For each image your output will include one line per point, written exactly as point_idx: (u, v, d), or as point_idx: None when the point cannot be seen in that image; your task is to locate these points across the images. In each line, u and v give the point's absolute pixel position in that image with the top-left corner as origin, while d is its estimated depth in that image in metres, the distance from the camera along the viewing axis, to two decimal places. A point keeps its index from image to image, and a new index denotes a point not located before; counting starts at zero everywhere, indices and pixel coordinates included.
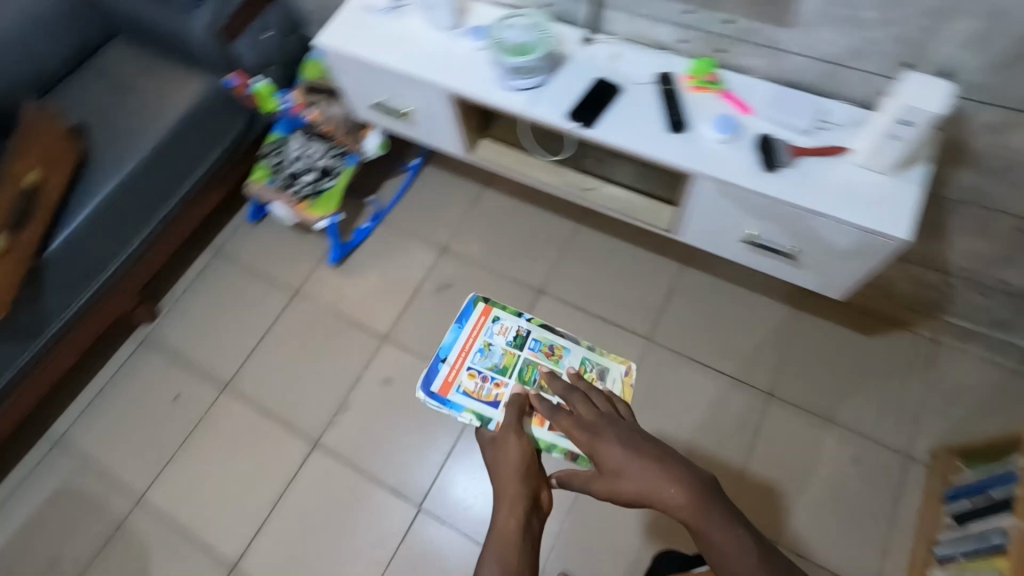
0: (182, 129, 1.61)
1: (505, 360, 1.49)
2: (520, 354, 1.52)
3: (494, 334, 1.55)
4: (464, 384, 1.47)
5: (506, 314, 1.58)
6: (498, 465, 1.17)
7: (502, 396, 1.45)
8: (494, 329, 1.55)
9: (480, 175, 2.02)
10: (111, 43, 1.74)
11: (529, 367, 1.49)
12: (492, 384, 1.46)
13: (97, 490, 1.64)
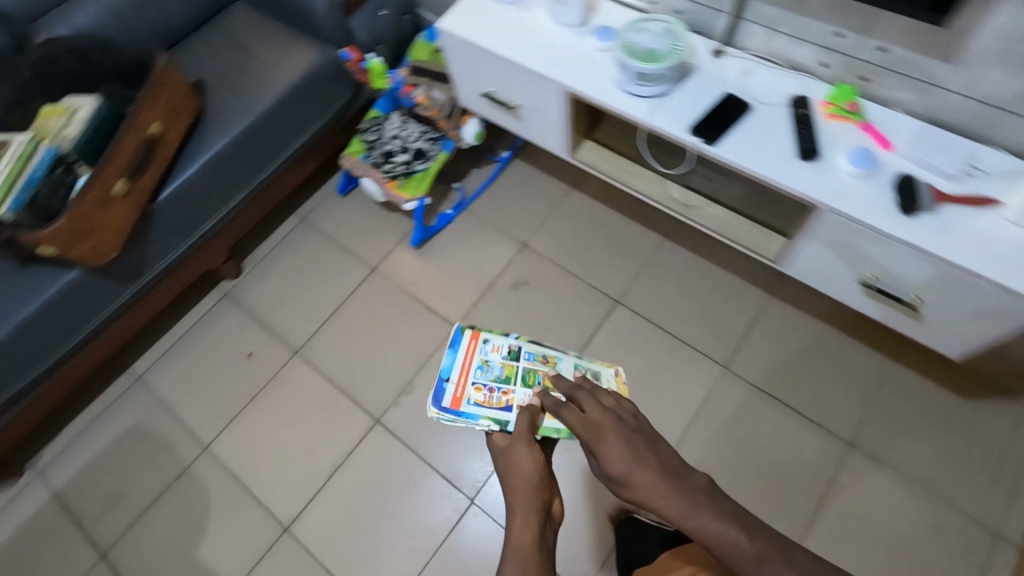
0: (293, 95, 1.64)
1: (506, 373, 1.51)
2: (517, 364, 1.53)
3: (486, 351, 1.55)
4: (474, 397, 1.47)
5: (493, 334, 1.59)
6: (509, 474, 1.07)
7: (513, 401, 1.46)
8: (486, 346, 1.55)
9: (568, 176, 1.99)
10: (234, 5, 1.79)
11: (531, 373, 1.52)
12: (501, 393, 1.47)
13: (167, 432, 1.71)
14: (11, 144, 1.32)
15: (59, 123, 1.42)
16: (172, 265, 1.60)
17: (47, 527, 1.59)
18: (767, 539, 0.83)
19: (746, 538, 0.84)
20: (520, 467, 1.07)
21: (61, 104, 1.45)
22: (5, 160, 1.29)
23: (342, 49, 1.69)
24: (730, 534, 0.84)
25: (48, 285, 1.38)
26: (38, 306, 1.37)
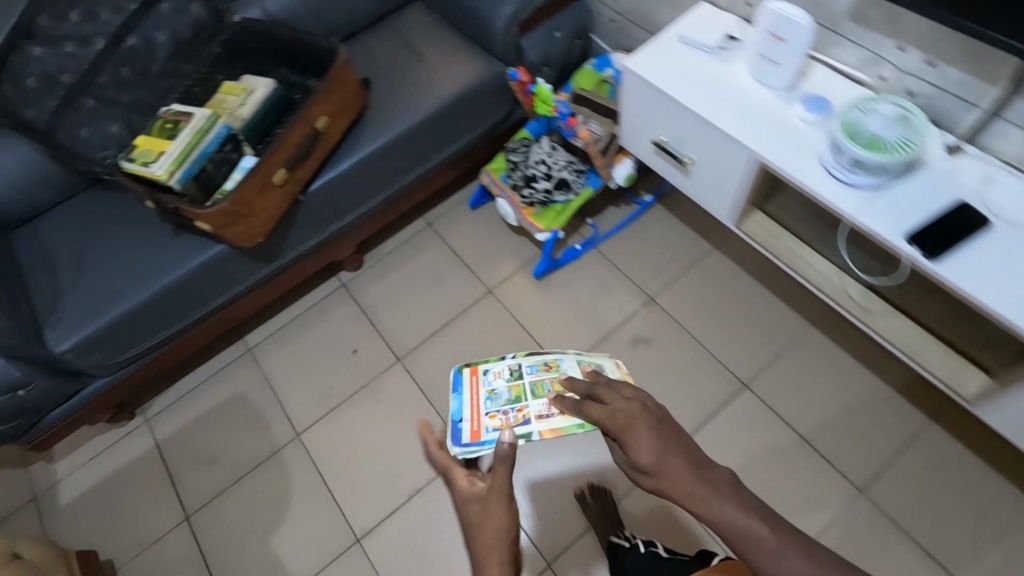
0: (453, 105, 1.60)
1: (514, 393, 1.21)
2: (523, 386, 1.22)
3: (491, 381, 1.25)
4: (492, 423, 1.16)
5: (492, 360, 1.29)
6: (479, 529, 0.87)
7: (530, 414, 1.16)
8: (488, 376, 1.26)
9: (712, 234, 1.84)
10: (412, 6, 1.78)
11: (541, 385, 1.21)
12: (516, 410, 1.17)
13: (265, 410, 1.74)
14: (193, 117, 1.37)
15: (237, 102, 1.48)
16: (306, 252, 1.62)
17: (144, 474, 1.67)
18: (801, 541, 0.71)
19: (779, 540, 0.71)
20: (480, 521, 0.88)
21: (241, 84, 1.51)
22: (186, 131, 1.35)
23: (510, 69, 1.61)
24: (760, 533, 0.71)
25: (195, 254, 1.43)
26: (182, 272, 1.42)
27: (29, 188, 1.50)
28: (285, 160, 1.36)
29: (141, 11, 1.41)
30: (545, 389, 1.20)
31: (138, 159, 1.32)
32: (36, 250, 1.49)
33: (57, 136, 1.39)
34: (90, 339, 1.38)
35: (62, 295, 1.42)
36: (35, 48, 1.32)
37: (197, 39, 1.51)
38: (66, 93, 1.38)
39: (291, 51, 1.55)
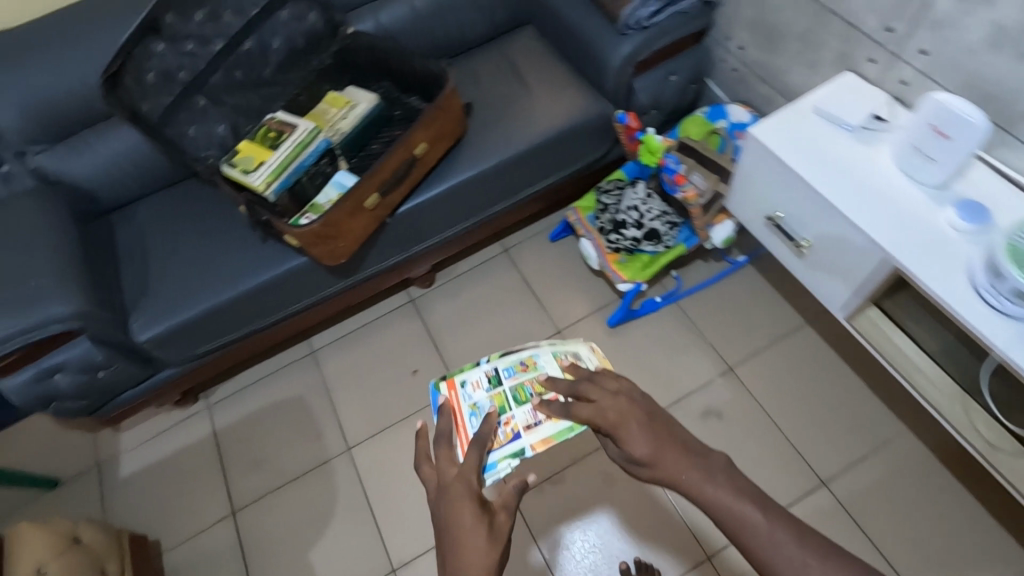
0: (553, 141, 1.54)
1: (496, 403, 1.19)
2: (507, 396, 1.20)
3: (471, 395, 1.22)
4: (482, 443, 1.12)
5: (466, 369, 1.27)
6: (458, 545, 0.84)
7: (516, 425, 1.14)
8: (468, 389, 1.23)
9: (805, 308, 1.72)
10: (524, 29, 1.72)
11: (528, 390, 1.21)
12: (502, 424, 1.15)
13: (320, 418, 1.75)
14: (296, 128, 1.37)
15: (339, 115, 1.47)
16: (383, 270, 1.60)
17: (199, 462, 1.71)
18: (791, 522, 0.81)
19: (772, 524, 0.80)
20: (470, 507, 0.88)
21: (345, 97, 1.50)
22: (288, 143, 1.35)
23: (618, 112, 1.54)
24: (751, 516, 0.81)
25: (278, 263, 1.43)
26: (264, 279, 1.43)
27: (134, 175, 1.54)
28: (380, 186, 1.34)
29: (262, 16, 1.41)
30: (527, 394, 1.21)
31: (239, 166, 1.33)
32: (131, 236, 1.53)
33: (167, 134, 1.38)
34: (169, 332, 1.41)
35: (149, 285, 1.45)
36: (160, 45, 1.32)
37: (309, 48, 1.50)
38: (182, 92, 1.38)
39: (398, 69, 1.52)
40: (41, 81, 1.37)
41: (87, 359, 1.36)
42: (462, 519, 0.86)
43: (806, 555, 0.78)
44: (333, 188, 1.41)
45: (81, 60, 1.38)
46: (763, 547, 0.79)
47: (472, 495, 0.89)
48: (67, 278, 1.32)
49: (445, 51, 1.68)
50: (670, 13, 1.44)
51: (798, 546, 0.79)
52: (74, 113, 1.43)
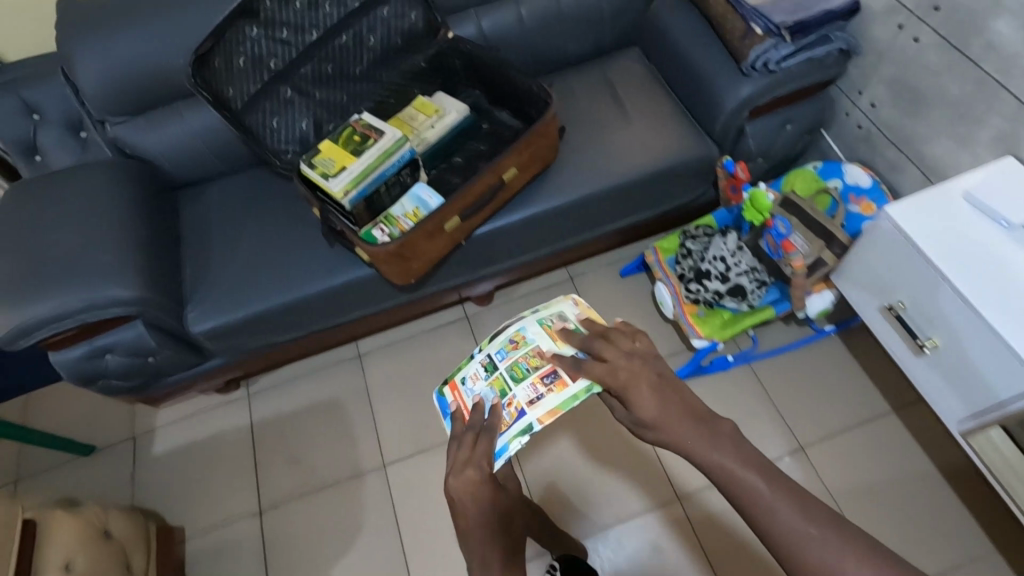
0: (648, 178, 1.43)
1: (495, 389, 1.04)
2: (504, 378, 1.05)
3: (473, 389, 1.08)
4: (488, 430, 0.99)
5: (464, 365, 1.13)
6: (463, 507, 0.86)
7: (516, 403, 1.00)
8: (466, 384, 1.09)
9: (893, 394, 1.56)
10: (628, 51, 1.60)
11: (524, 365, 1.05)
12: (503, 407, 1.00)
13: (356, 425, 1.68)
14: (383, 134, 1.29)
15: (427, 123, 1.39)
16: (447, 289, 1.52)
17: (231, 452, 1.68)
18: (795, 493, 0.67)
19: (776, 499, 0.67)
20: (489, 495, 0.86)
21: (435, 104, 1.41)
22: (373, 150, 1.27)
23: (726, 158, 1.41)
24: (749, 481, 0.68)
25: (342, 271, 1.37)
26: (325, 286, 1.36)
27: (210, 158, 1.49)
28: (463, 210, 1.25)
29: (362, 10, 1.33)
30: (524, 372, 1.04)
31: (319, 168, 1.26)
32: (198, 219, 1.49)
33: (247, 122, 1.31)
34: (224, 327, 1.36)
35: (209, 274, 1.41)
36: (254, 30, 1.26)
37: (406, 49, 1.41)
38: (270, 81, 1.31)
39: (494, 80, 1.43)
40: (130, 51, 1.32)
41: (138, 344, 1.31)
42: (481, 514, 0.85)
43: (805, 524, 0.65)
44: (409, 199, 1.33)
45: (173, 36, 1.33)
46: (759, 512, 0.67)
47: (484, 480, 0.87)
48: (130, 260, 1.29)
49: (542, 65, 1.57)
50: (802, 58, 1.30)
51: (801, 515, 0.66)
52: (159, 89, 1.39)
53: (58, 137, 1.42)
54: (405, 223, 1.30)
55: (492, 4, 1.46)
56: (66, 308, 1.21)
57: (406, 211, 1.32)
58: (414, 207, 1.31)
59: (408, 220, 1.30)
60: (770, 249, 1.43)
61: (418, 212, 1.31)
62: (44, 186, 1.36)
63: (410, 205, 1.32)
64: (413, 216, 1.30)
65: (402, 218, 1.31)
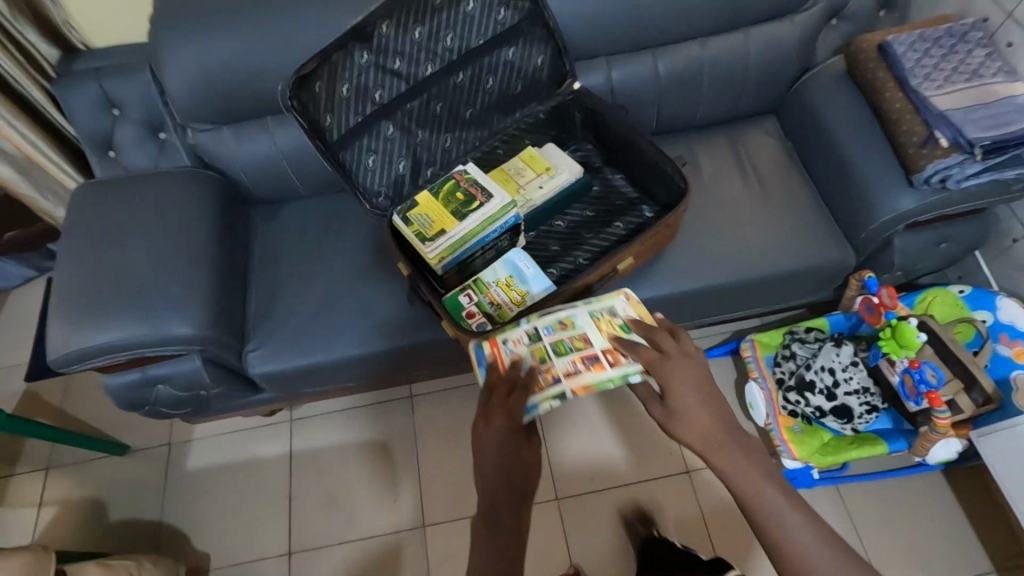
0: (770, 280, 1.26)
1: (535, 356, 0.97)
2: (547, 351, 0.98)
3: (511, 348, 0.99)
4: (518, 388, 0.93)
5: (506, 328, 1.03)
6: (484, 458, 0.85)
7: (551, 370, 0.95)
8: (504, 342, 1.00)
9: (999, 554, 1.39)
10: (763, 125, 1.43)
11: (568, 342, 0.99)
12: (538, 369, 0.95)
13: (400, 475, 1.58)
14: (490, 197, 1.15)
15: (535, 182, 1.24)
16: None
17: (268, 479, 1.61)
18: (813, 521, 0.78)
19: (788, 507, 0.78)
20: (517, 459, 0.85)
21: (545, 159, 1.27)
22: (477, 214, 1.13)
23: (869, 275, 1.25)
24: (768, 496, 0.78)
25: (420, 333, 1.24)
26: (399, 346, 1.24)
27: (292, 179, 1.38)
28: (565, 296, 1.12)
29: (485, 49, 1.17)
30: (566, 348, 0.98)
31: (414, 225, 1.12)
32: (271, 244, 1.38)
33: (342, 157, 1.16)
34: (284, 373, 1.25)
35: (276, 309, 1.30)
36: (365, 55, 1.10)
37: (525, 96, 1.26)
38: (374, 114, 1.16)
39: (615, 142, 1.27)
40: (225, 59, 1.19)
41: (191, 379, 1.22)
42: (502, 461, 0.84)
43: (813, 540, 0.76)
44: (502, 263, 1.18)
45: (275, 49, 1.20)
46: (774, 523, 0.77)
47: (515, 431, 0.85)
48: (196, 291, 1.19)
49: (666, 125, 1.40)
50: (988, 180, 1.11)
51: (815, 538, 0.76)
52: (250, 102, 1.26)
53: (134, 136, 1.31)
54: (497, 292, 1.15)
55: (629, 54, 1.29)
56: (125, 341, 1.12)
57: (497, 276, 1.17)
58: (508, 275, 1.16)
59: (500, 289, 1.15)
60: (905, 392, 1.23)
61: (513, 282, 1.16)
62: (116, 192, 1.27)
63: (504, 272, 1.17)
64: (506, 286, 1.15)
65: (493, 284, 1.16)
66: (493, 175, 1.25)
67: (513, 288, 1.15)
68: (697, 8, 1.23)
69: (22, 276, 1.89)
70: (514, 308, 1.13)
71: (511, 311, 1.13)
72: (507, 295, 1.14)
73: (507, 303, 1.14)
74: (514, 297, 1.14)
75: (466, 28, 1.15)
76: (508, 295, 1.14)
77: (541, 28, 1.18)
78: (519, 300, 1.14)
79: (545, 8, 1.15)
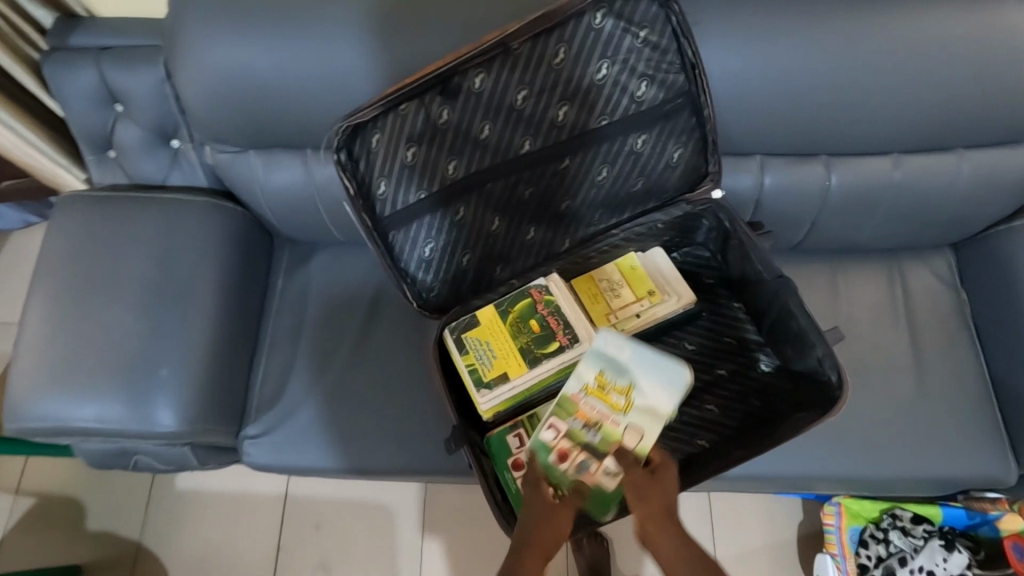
0: (895, 482, 1.00)
1: (617, 389, 0.79)
2: (591, 424, 0.79)
3: (614, 361, 0.80)
4: (638, 394, 0.78)
5: (588, 359, 0.81)
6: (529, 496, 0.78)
7: (624, 414, 0.78)
8: (610, 355, 0.80)
9: None
10: (932, 264, 1.10)
11: (574, 433, 0.79)
12: (627, 399, 0.78)
13: (402, 554, 1.42)
14: (575, 340, 0.89)
15: (632, 308, 0.96)
16: None
17: (258, 521, 1.46)
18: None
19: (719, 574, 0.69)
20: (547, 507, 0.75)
21: (650, 279, 0.97)
22: (553, 361, 0.88)
23: None
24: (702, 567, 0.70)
25: (449, 456, 1.03)
26: (423, 468, 1.03)
27: (328, 223, 1.11)
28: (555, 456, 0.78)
29: (608, 131, 0.86)
30: (588, 439, 0.78)
31: (469, 357, 0.87)
32: (294, 297, 1.14)
33: (391, 239, 0.86)
34: (284, 467, 1.05)
35: (286, 386, 1.08)
36: (445, 112, 0.78)
37: (644, 194, 0.95)
38: (443, 191, 0.85)
39: (746, 271, 0.95)
40: (260, 78, 0.89)
41: (179, 460, 1.03)
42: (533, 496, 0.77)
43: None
44: (596, 353, 0.81)
45: (328, 75, 0.89)
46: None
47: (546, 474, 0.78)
48: (190, 367, 0.96)
49: (809, 244, 1.09)
50: None
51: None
52: (288, 131, 0.97)
53: (141, 141, 1.03)
54: (588, 404, 0.79)
55: (792, 157, 0.97)
56: (102, 426, 0.92)
57: (583, 377, 0.80)
58: (628, 380, 0.79)
59: (592, 398, 0.79)
60: None
61: (609, 381, 0.80)
62: (112, 217, 1.01)
63: (592, 367, 0.80)
64: (600, 390, 0.79)
65: (579, 394, 0.80)
66: (579, 286, 0.97)
67: (614, 394, 0.79)
68: (907, 120, 0.88)
69: (22, 222, 1.63)
70: (619, 423, 0.78)
71: (616, 425, 0.78)
72: (598, 407, 0.79)
73: (607, 414, 0.78)
74: (613, 401, 0.79)
75: (590, 100, 0.83)
76: (605, 402, 0.79)
77: (690, 116, 0.87)
78: (623, 402, 0.78)
79: (704, 93, 0.84)
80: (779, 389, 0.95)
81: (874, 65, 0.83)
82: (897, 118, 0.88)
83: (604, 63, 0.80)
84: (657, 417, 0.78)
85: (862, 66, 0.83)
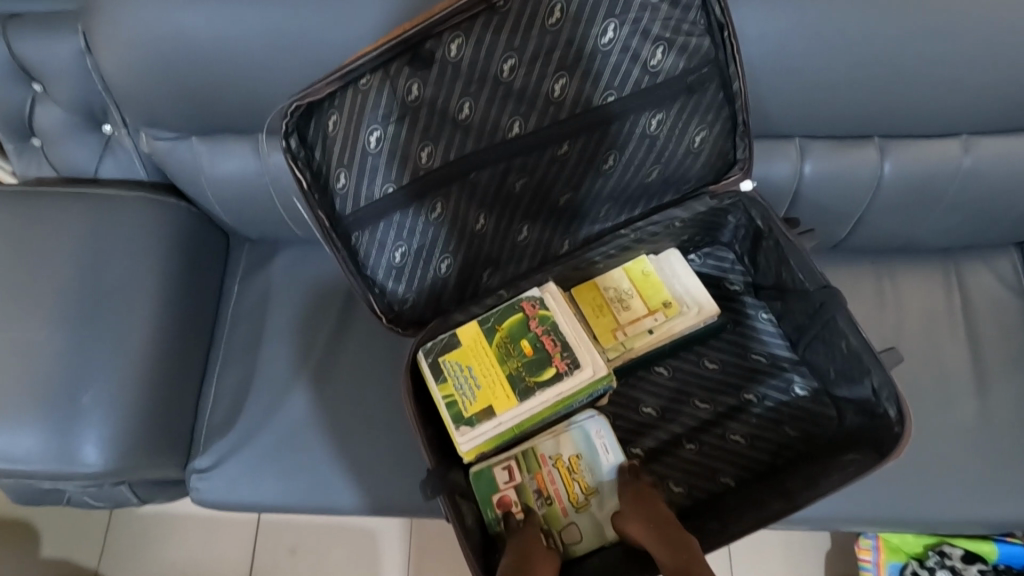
0: (953, 524, 0.85)
1: (582, 485, 0.74)
2: (543, 497, 0.74)
3: (597, 459, 0.75)
4: (600, 506, 0.74)
5: (571, 437, 0.76)
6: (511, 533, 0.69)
7: (574, 513, 0.74)
8: (597, 455, 0.75)
9: None
10: (994, 267, 0.94)
11: (524, 489, 0.73)
12: (585, 503, 0.74)
13: None
14: (575, 366, 0.73)
15: (644, 323, 0.81)
16: None
17: (227, 549, 1.32)
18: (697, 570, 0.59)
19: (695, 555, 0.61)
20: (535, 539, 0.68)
21: (665, 288, 0.82)
22: (549, 392, 0.72)
23: None
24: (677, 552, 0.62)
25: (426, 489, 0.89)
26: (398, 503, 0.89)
27: (291, 221, 0.96)
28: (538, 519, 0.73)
29: (615, 109, 0.70)
30: (534, 507, 0.73)
31: (447, 386, 0.72)
32: (252, 305, 1.00)
33: (352, 243, 0.70)
34: (238, 502, 0.91)
35: (242, 409, 0.94)
36: (414, 87, 0.62)
37: (658, 186, 0.79)
38: (414, 185, 0.69)
39: (780, 277, 0.80)
40: (196, 47, 0.74)
41: (115, 495, 0.89)
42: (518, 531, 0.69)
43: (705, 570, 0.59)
44: (582, 435, 0.76)
45: (277, 46, 0.73)
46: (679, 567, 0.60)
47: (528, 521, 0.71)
48: (123, 392, 0.82)
49: (849, 243, 0.93)
50: None
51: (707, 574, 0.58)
52: (238, 113, 0.82)
53: (66, 124, 0.88)
54: (551, 475, 0.74)
55: (836, 140, 0.81)
56: (14, 464, 0.77)
57: (558, 446, 0.75)
58: (597, 482, 0.75)
59: (558, 473, 0.74)
60: None
61: (580, 469, 0.75)
62: (31, 215, 0.86)
63: (573, 446, 0.75)
64: (569, 472, 0.74)
65: (547, 460, 0.75)
66: (581, 299, 0.82)
67: (577, 485, 0.74)
68: (984, 94, 0.72)
69: None
70: (566, 515, 0.74)
71: (563, 514, 0.74)
72: (559, 488, 0.74)
73: (560, 499, 0.74)
74: (574, 492, 0.74)
75: (593, 71, 0.67)
76: (567, 486, 0.74)
77: (717, 91, 0.71)
78: (582, 500, 0.74)
79: (735, 61, 0.69)
80: (820, 417, 0.81)
81: (950, 25, 0.67)
82: (970, 93, 0.72)
83: (610, 24, 0.64)
84: (604, 537, 0.74)
85: (932, 27, 0.67)
